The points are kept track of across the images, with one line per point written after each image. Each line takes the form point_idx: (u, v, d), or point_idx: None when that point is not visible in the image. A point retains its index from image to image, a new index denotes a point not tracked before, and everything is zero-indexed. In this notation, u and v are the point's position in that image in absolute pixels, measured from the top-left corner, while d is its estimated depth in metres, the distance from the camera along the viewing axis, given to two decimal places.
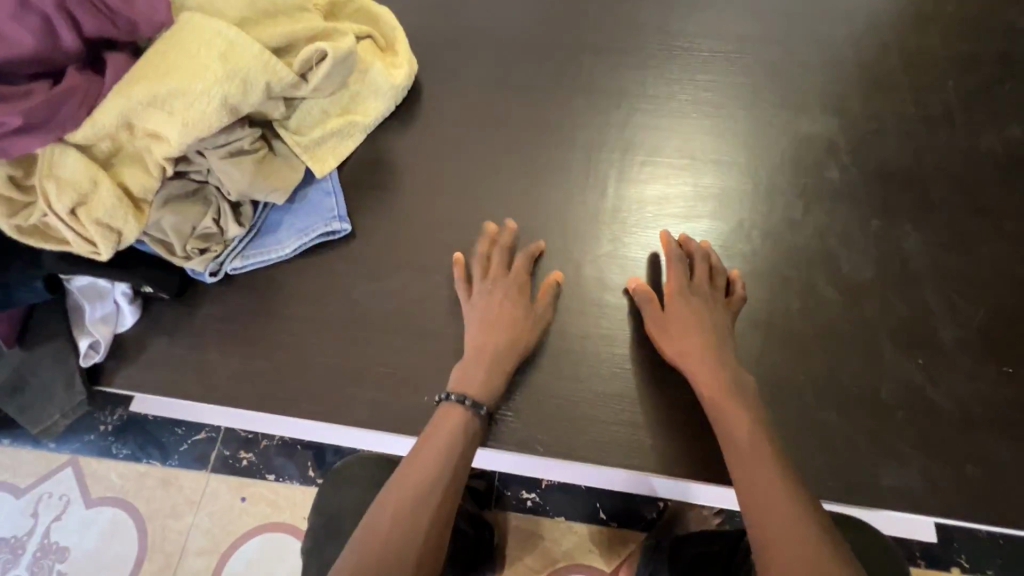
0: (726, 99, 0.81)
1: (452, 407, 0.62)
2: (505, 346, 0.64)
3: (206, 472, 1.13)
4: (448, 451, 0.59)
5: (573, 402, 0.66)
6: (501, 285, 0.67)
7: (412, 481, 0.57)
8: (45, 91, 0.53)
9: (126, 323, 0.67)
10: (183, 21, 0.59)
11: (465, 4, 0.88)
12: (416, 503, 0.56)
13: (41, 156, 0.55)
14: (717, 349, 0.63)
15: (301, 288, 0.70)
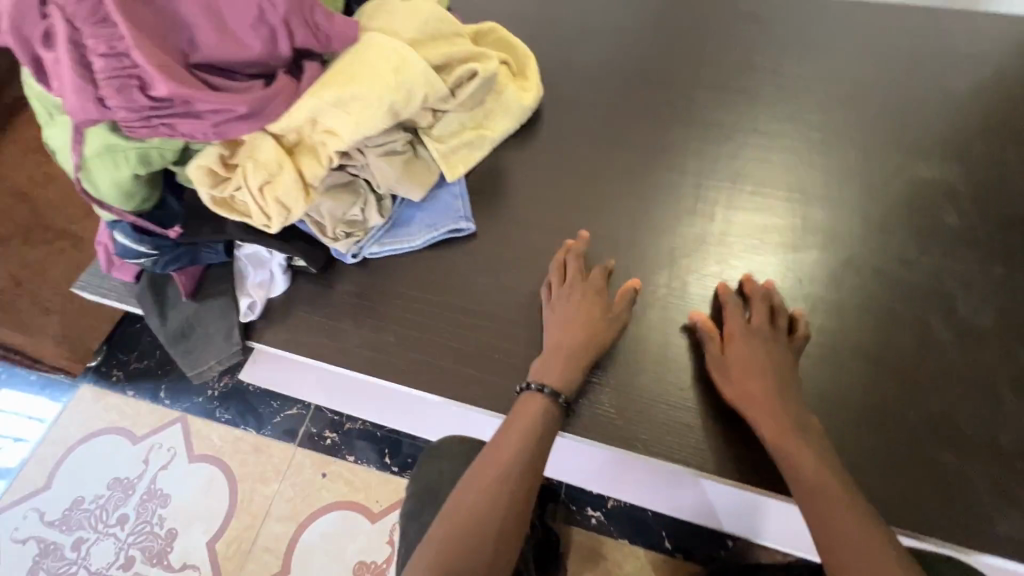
0: (838, 139, 0.83)
1: (533, 396, 0.66)
2: (585, 345, 0.68)
3: (294, 445, 1.23)
4: (528, 433, 0.63)
5: (649, 409, 0.69)
6: (590, 288, 0.71)
7: (496, 461, 0.62)
8: (259, 88, 0.63)
9: (277, 289, 0.76)
10: (365, 39, 0.69)
11: (589, 39, 0.96)
12: (499, 481, 0.61)
13: (246, 142, 0.66)
14: (777, 393, 0.63)
15: (427, 277, 0.78)
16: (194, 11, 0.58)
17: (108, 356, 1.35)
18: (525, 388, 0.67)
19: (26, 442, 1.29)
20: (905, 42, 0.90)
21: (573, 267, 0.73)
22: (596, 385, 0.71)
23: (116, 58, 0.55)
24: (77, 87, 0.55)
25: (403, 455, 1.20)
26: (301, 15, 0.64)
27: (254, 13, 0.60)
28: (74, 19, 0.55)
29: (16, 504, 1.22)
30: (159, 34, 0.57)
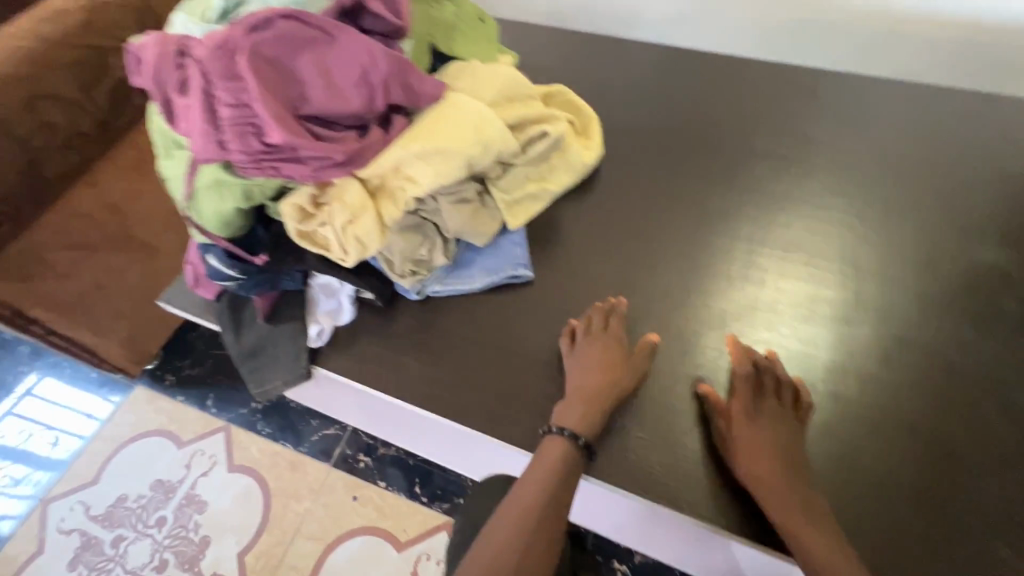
0: (891, 218, 0.86)
1: (554, 442, 0.67)
2: (606, 390, 0.70)
3: (328, 465, 1.26)
4: (544, 479, 0.64)
5: (688, 470, 0.69)
6: (613, 338, 0.74)
7: (511, 511, 0.62)
8: (355, 139, 0.69)
9: (344, 318, 0.81)
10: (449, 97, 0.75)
11: (649, 107, 1.03)
12: (518, 531, 0.60)
13: (335, 185, 0.72)
14: (784, 479, 0.62)
15: (483, 318, 0.82)
16: (310, 69, 0.65)
17: (164, 361, 1.43)
18: (548, 431, 0.68)
19: (80, 437, 1.36)
20: (952, 131, 0.94)
21: (596, 319, 0.76)
22: (642, 441, 0.71)
23: (241, 108, 0.62)
24: (205, 131, 0.63)
25: (433, 486, 1.22)
26: (399, 76, 0.70)
27: (361, 74, 0.67)
28: (209, 72, 0.62)
29: (65, 495, 1.29)
30: (278, 87, 0.64)
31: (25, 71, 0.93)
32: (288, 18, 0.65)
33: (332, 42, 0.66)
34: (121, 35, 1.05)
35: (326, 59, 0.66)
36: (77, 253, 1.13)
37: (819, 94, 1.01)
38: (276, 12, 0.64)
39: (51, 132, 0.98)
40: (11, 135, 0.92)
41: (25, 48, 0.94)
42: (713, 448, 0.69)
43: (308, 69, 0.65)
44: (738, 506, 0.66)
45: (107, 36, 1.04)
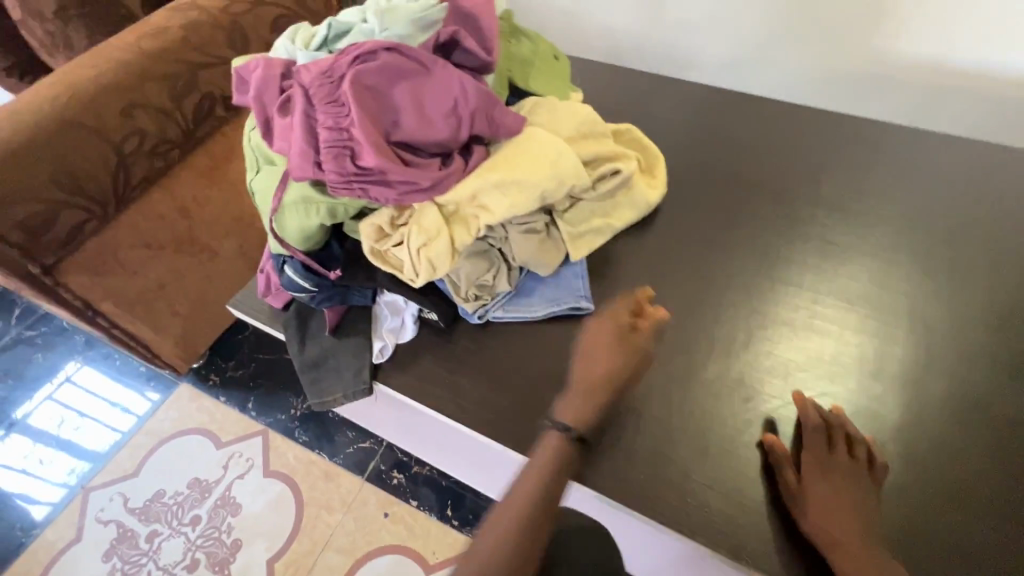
0: (959, 278, 0.85)
1: (552, 438, 0.65)
2: (609, 382, 0.68)
3: (361, 478, 1.27)
4: (537, 476, 0.61)
5: (747, 519, 0.67)
6: (618, 326, 0.72)
7: (502, 511, 0.60)
8: (438, 166, 0.72)
9: (406, 336, 0.83)
10: (527, 131, 0.78)
11: (711, 150, 1.05)
12: (506, 534, 0.57)
13: (414, 208, 0.75)
14: (862, 542, 0.59)
15: (541, 347, 0.82)
16: (404, 99, 0.69)
17: (209, 361, 1.47)
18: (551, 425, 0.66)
19: (123, 429, 1.40)
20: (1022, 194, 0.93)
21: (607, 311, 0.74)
22: (701, 486, 0.69)
23: (339, 133, 0.66)
24: (304, 152, 0.67)
25: (465, 510, 1.21)
26: (485, 109, 0.73)
27: (450, 105, 0.70)
28: (313, 98, 0.67)
29: (105, 485, 1.32)
30: (374, 114, 0.67)
31: (127, 80, 1.03)
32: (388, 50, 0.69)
33: (426, 75, 0.70)
34: (210, 52, 1.12)
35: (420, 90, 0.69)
36: (147, 251, 1.15)
37: (882, 148, 1.01)
38: (377, 46, 0.69)
39: (141, 138, 1.06)
40: (106, 137, 1.01)
41: (128, 61, 1.04)
42: (778, 501, 0.67)
43: (403, 98, 0.69)
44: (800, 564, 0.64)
45: (202, 54, 1.11)
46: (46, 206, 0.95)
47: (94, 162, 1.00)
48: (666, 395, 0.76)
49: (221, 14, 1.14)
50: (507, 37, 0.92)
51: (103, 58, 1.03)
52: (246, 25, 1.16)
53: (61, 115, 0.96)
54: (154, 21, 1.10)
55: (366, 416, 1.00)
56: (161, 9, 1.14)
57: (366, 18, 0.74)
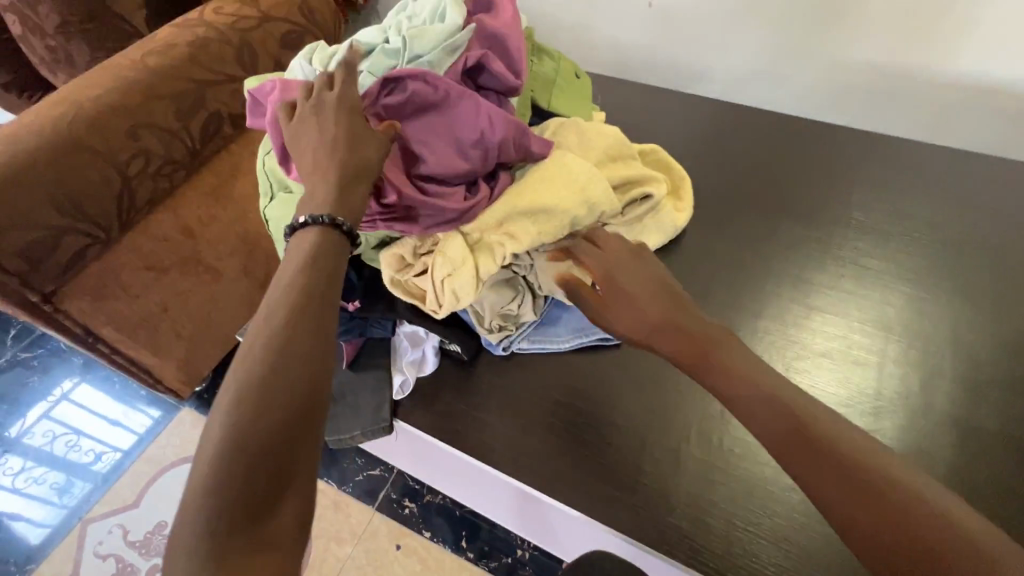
0: (998, 303, 0.82)
1: (304, 240, 0.54)
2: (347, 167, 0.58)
3: (372, 508, 1.22)
4: (300, 279, 0.51)
5: (799, 571, 0.62)
6: (352, 113, 0.61)
7: (263, 327, 0.49)
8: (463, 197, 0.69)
9: (427, 369, 0.79)
10: (552, 157, 0.74)
11: (732, 171, 1.02)
12: (269, 348, 0.47)
13: (438, 237, 0.71)
14: (668, 311, 0.63)
15: (569, 379, 0.78)
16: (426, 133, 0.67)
17: (212, 384, 1.42)
18: (303, 224, 0.55)
19: (122, 453, 1.35)
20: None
21: (320, 84, 0.64)
22: (749, 534, 0.65)
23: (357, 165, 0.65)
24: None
25: (480, 542, 1.16)
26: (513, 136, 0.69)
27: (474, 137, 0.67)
28: None
29: (104, 517, 1.26)
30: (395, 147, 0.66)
31: (130, 100, 0.99)
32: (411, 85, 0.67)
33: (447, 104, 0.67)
34: (218, 68, 1.09)
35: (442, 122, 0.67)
36: (149, 274, 1.11)
37: (908, 167, 0.98)
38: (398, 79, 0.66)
39: (146, 159, 1.02)
40: (109, 158, 0.97)
41: (134, 80, 1.00)
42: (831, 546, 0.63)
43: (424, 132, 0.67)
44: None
45: (209, 70, 1.08)
46: (48, 231, 0.91)
47: (97, 183, 0.96)
48: (705, 431, 0.72)
49: (230, 29, 1.11)
50: (530, 55, 0.89)
51: (107, 76, 1.00)
52: (255, 41, 1.13)
53: (61, 136, 0.92)
54: (161, 37, 1.07)
55: (378, 449, 0.95)
56: (168, 25, 1.11)
57: (389, 38, 0.72)
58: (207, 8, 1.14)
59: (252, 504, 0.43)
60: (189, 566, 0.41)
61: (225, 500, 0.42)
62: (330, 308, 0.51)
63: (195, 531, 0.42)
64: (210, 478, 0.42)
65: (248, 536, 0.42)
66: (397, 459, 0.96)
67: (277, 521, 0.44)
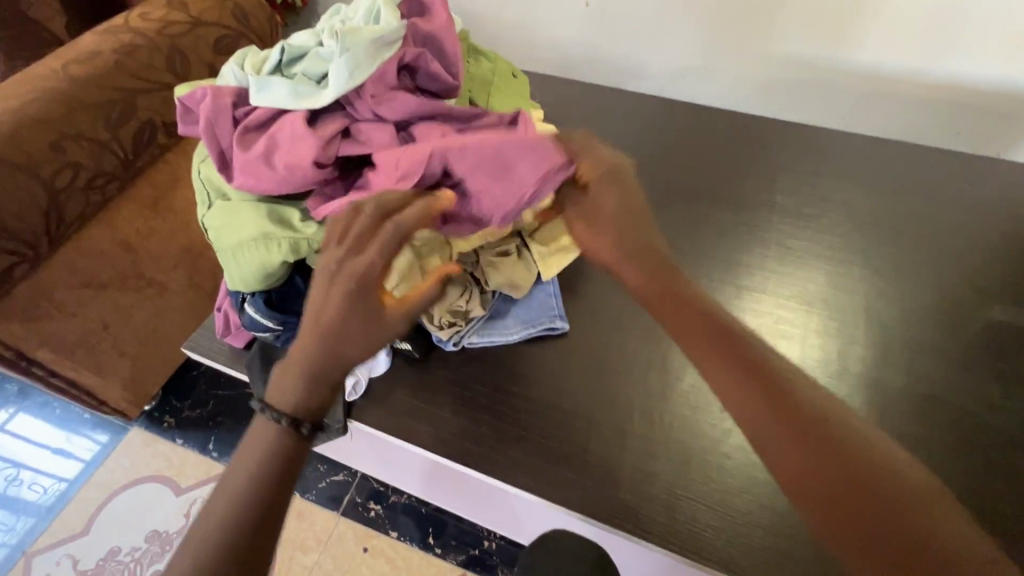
0: (906, 274, 0.90)
1: (261, 422, 0.59)
2: (320, 368, 0.59)
3: (337, 513, 1.22)
4: (258, 459, 0.57)
5: (734, 529, 0.67)
6: (364, 295, 0.59)
7: (215, 503, 0.56)
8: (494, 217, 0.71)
9: (377, 369, 0.80)
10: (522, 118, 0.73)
11: (667, 162, 1.07)
12: (220, 540, 0.53)
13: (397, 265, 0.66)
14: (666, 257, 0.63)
15: (518, 369, 0.81)
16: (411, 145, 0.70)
17: (162, 402, 1.38)
18: (262, 411, 0.59)
19: (68, 481, 1.29)
20: (956, 193, 1.00)
21: (348, 246, 0.59)
22: (690, 501, 0.69)
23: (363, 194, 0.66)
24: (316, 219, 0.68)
25: (447, 537, 1.18)
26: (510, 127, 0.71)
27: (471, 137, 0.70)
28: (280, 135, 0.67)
29: (51, 548, 1.21)
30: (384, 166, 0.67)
31: (53, 111, 0.95)
32: (357, 86, 0.68)
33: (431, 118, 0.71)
34: (149, 76, 1.06)
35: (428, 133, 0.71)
36: (86, 291, 1.07)
37: (826, 153, 1.06)
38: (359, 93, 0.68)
39: (74, 172, 0.98)
40: (35, 173, 0.92)
41: (57, 90, 0.96)
42: (763, 505, 0.68)
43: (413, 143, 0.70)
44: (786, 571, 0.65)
45: (138, 78, 1.05)
46: None
47: (23, 199, 0.91)
48: (649, 410, 0.76)
49: (158, 36, 1.08)
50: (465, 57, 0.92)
51: (27, 87, 0.96)
52: (188, 46, 1.10)
53: None
54: (84, 45, 1.03)
55: (338, 451, 0.95)
56: (92, 32, 1.07)
57: (322, 41, 0.71)
58: (132, 13, 1.10)
59: None
60: None
61: None
62: (281, 478, 0.57)
63: None
64: None
65: None
66: (357, 460, 0.96)
67: None
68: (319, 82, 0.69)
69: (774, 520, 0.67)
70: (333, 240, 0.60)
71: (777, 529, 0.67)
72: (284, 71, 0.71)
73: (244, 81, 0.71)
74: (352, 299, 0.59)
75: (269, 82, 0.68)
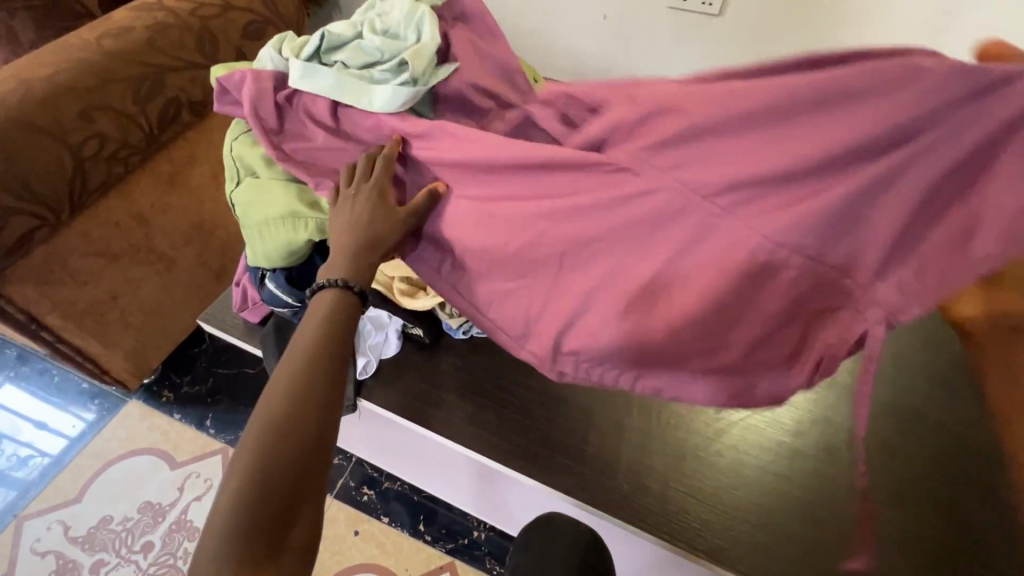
0: None
1: (320, 297, 0.61)
2: (357, 251, 0.61)
3: (330, 495, 1.24)
4: (318, 329, 0.59)
5: (722, 524, 0.71)
6: (382, 193, 0.63)
7: (281, 369, 0.56)
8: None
9: (389, 351, 0.84)
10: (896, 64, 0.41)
11: None
12: (292, 395, 0.53)
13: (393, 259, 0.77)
14: None
15: (522, 360, 0.84)
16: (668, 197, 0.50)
17: (162, 377, 1.39)
18: (320, 288, 0.61)
19: (63, 450, 1.30)
20: None
21: (361, 168, 0.65)
22: (680, 494, 0.73)
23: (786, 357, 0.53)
24: (532, 344, 0.63)
25: (437, 525, 1.20)
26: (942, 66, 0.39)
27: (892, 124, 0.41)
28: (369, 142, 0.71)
29: (42, 513, 1.22)
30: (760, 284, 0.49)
31: (86, 81, 0.97)
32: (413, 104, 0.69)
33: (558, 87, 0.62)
34: (178, 55, 1.08)
35: (676, 139, 0.49)
36: (99, 260, 1.09)
37: None
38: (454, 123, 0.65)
39: (100, 142, 1.00)
40: (63, 140, 0.94)
41: (89, 61, 0.99)
42: (749, 505, 0.72)
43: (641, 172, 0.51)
44: (769, 565, 0.68)
45: (168, 56, 1.07)
46: None
47: (48, 163, 0.93)
48: (646, 408, 0.80)
49: (190, 16, 1.10)
50: None
51: (59, 56, 0.98)
52: (217, 29, 1.13)
53: (12, 114, 0.89)
54: (117, 21, 1.06)
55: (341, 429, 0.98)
56: (125, 8, 1.10)
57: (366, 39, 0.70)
58: None
59: (265, 527, 0.47)
60: (213, 561, 0.46)
61: (240, 525, 0.47)
62: (342, 345, 0.59)
63: (224, 519, 0.47)
64: (234, 493, 0.48)
65: (262, 553, 0.47)
66: (359, 439, 0.99)
67: (285, 550, 0.48)
68: (360, 71, 0.70)
69: (759, 516, 0.71)
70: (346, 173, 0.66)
71: (761, 525, 0.70)
72: (323, 60, 0.72)
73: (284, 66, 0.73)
74: (375, 190, 0.63)
75: (320, 79, 0.68)
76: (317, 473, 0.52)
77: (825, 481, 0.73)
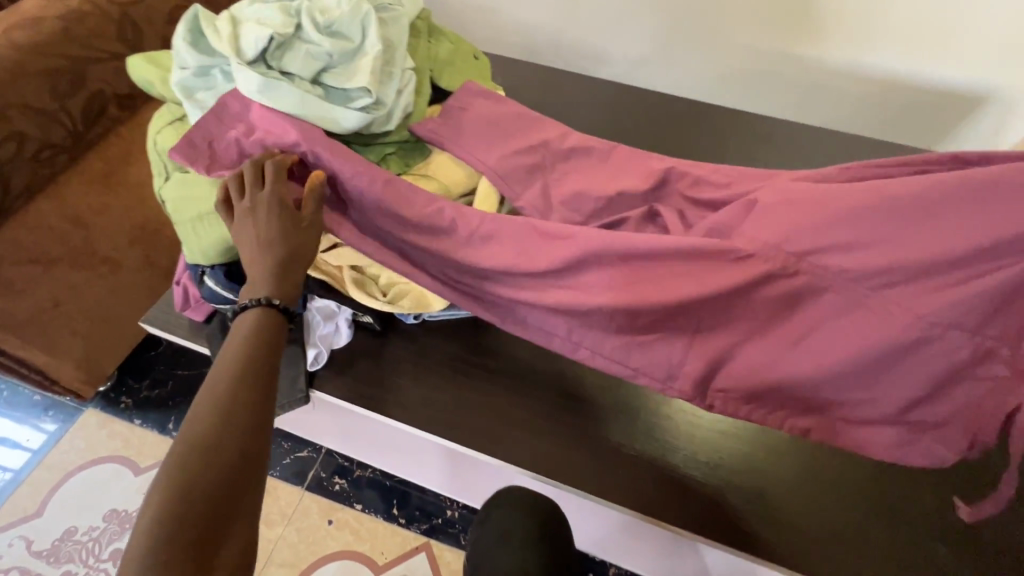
0: None
1: (247, 314, 0.61)
2: (279, 264, 0.63)
3: (302, 487, 1.24)
4: (246, 345, 0.59)
5: (673, 482, 0.74)
6: (283, 204, 0.66)
7: (209, 387, 0.56)
8: (598, 179, 0.78)
9: (341, 341, 0.83)
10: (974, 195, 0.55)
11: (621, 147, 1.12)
12: (218, 414, 0.54)
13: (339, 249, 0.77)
14: None
15: (475, 340, 0.85)
16: (809, 279, 0.62)
17: (118, 383, 1.36)
18: (244, 307, 0.61)
19: (20, 465, 1.26)
20: None
21: (251, 179, 0.67)
22: (634, 457, 0.76)
23: (846, 377, 0.63)
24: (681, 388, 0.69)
25: (411, 507, 1.22)
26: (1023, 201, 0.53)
27: (988, 222, 0.55)
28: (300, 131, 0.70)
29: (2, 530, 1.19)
30: (895, 336, 0.59)
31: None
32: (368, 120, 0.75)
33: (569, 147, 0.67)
34: (99, 46, 1.04)
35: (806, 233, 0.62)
36: (35, 267, 1.05)
37: (773, 141, 1.13)
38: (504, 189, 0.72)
39: (20, 143, 0.95)
40: None
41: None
42: (698, 461, 0.75)
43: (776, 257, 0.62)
44: (716, 517, 0.72)
45: (88, 47, 1.02)
46: None
47: None
48: (597, 375, 0.81)
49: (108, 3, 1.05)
50: (424, 36, 0.91)
51: None
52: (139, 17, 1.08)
53: None
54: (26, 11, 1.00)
55: (302, 421, 0.98)
56: None
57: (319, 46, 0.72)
58: None
59: (191, 544, 0.49)
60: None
61: (162, 543, 0.48)
62: (270, 360, 0.59)
63: (146, 539, 0.48)
64: (156, 513, 0.49)
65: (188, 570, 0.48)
66: (321, 430, 0.99)
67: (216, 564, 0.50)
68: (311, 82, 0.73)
69: (706, 472, 0.74)
70: (236, 183, 0.68)
71: (708, 480, 0.74)
72: (270, 61, 0.72)
73: (210, 67, 0.75)
74: (275, 202, 0.66)
75: (281, 91, 0.70)
76: (246, 489, 0.53)
77: (767, 433, 0.77)
